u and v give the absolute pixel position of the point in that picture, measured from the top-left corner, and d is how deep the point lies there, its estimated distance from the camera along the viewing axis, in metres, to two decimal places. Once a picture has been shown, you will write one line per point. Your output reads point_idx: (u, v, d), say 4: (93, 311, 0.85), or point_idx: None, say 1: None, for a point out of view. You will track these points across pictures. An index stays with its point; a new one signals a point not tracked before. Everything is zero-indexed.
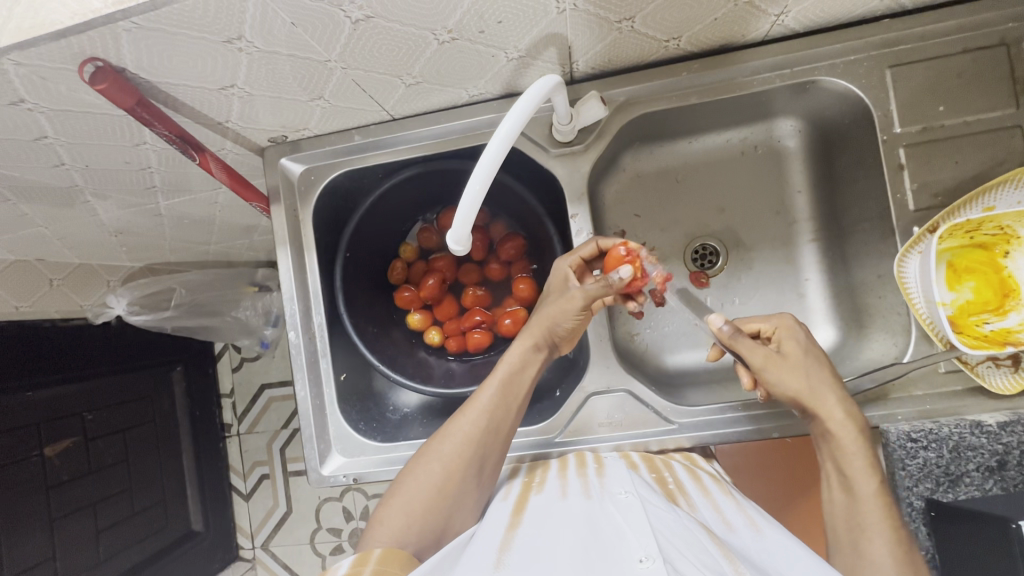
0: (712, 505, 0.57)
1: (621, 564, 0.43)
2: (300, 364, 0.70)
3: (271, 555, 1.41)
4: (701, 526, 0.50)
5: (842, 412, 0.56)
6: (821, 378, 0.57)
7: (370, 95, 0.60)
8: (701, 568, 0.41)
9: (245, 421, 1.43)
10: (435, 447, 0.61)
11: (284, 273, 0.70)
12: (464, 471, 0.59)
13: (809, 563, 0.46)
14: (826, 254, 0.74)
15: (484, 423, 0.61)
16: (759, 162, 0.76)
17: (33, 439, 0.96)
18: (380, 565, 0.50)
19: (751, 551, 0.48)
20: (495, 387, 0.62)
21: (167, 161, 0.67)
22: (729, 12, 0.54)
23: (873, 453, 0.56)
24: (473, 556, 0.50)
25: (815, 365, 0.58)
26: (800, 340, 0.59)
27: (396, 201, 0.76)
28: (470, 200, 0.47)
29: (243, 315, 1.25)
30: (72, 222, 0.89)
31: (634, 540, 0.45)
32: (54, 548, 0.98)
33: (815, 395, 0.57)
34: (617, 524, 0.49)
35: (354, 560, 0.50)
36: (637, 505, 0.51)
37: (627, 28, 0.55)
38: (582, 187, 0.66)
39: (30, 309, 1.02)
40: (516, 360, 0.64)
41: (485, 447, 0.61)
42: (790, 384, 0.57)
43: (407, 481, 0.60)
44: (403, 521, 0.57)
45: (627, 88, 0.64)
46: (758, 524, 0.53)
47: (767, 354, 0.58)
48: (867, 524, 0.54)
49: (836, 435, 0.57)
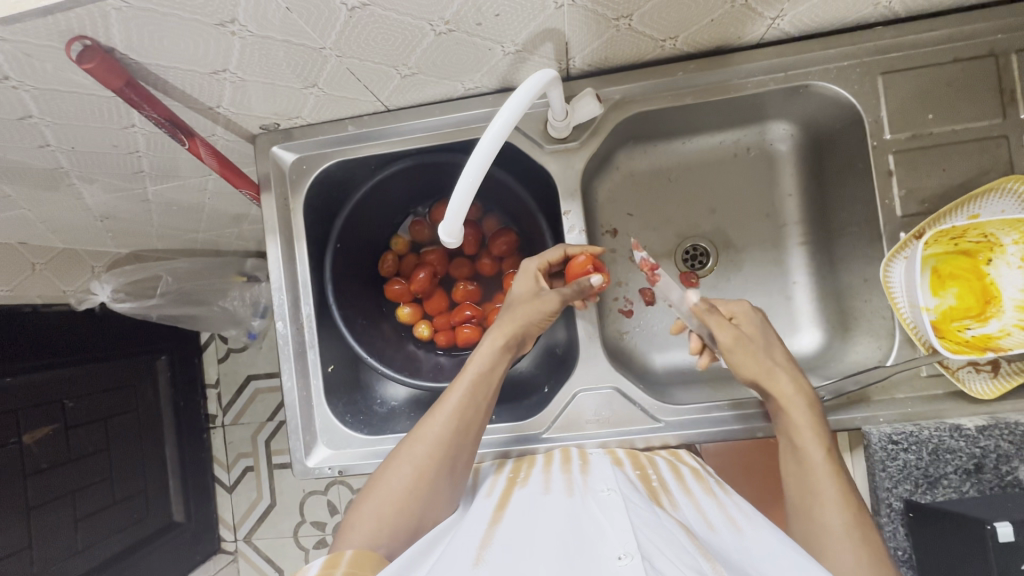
0: (694, 504, 0.57)
1: (600, 560, 0.43)
2: (287, 355, 0.69)
3: (254, 548, 1.40)
4: (682, 527, 0.50)
5: (792, 386, 0.58)
6: (775, 361, 0.59)
7: (364, 85, 0.59)
8: (679, 567, 0.42)
9: (230, 412, 1.41)
10: (408, 449, 0.60)
11: (273, 262, 0.69)
12: (436, 472, 0.59)
13: (786, 555, 0.46)
14: (815, 257, 0.75)
15: (454, 422, 0.61)
16: (749, 164, 0.77)
17: (12, 426, 0.95)
18: (351, 568, 0.49)
19: (731, 550, 0.48)
20: (464, 387, 0.62)
21: (156, 145, 0.66)
22: (726, 14, 0.55)
23: (820, 421, 0.58)
24: (451, 551, 0.50)
25: (773, 346, 0.60)
26: (757, 324, 0.61)
27: (388, 193, 0.76)
28: (463, 193, 0.47)
29: (230, 305, 1.24)
30: (57, 205, 0.88)
31: (614, 539, 0.46)
32: (30, 537, 0.96)
33: (772, 376, 0.59)
34: (598, 521, 0.50)
35: (324, 561, 0.49)
36: (620, 505, 0.51)
37: (624, 26, 0.55)
38: (575, 184, 0.66)
39: (13, 292, 0.99)
40: (489, 360, 0.63)
41: (456, 444, 0.60)
42: (746, 367, 0.59)
43: (378, 483, 0.59)
44: (378, 519, 0.57)
45: (623, 86, 0.64)
46: (737, 522, 0.53)
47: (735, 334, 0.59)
48: (823, 497, 0.55)
49: (787, 411, 0.58)
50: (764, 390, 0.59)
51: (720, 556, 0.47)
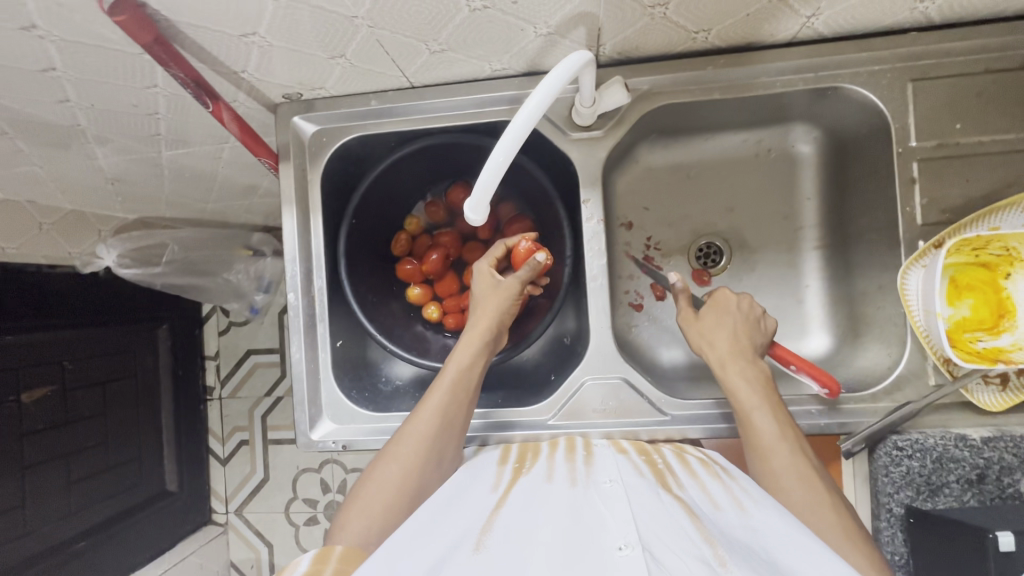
0: (699, 485, 0.56)
1: (602, 550, 0.43)
2: (296, 327, 0.69)
3: (244, 521, 1.40)
4: (685, 511, 0.50)
5: (727, 350, 0.63)
6: (720, 331, 0.64)
7: (391, 59, 0.59)
8: (681, 559, 0.42)
9: (227, 385, 1.41)
10: (393, 449, 0.62)
11: (288, 233, 0.69)
12: (421, 470, 0.61)
13: (799, 544, 0.45)
14: (829, 262, 0.75)
15: (436, 421, 0.63)
16: (771, 166, 0.77)
17: (11, 383, 0.95)
18: (339, 564, 0.51)
19: (738, 532, 0.48)
20: (444, 387, 0.64)
21: (176, 108, 0.66)
22: (762, 9, 0.54)
23: (761, 381, 0.61)
24: (449, 532, 0.50)
25: (724, 322, 0.65)
26: (729, 303, 0.66)
27: (407, 172, 0.75)
28: (492, 169, 0.47)
29: (234, 278, 1.26)
30: (68, 164, 0.86)
31: (615, 530, 0.46)
32: (25, 495, 0.96)
33: (717, 348, 0.63)
34: (601, 509, 0.50)
35: (315, 557, 0.51)
36: (623, 496, 0.51)
37: (659, 15, 0.54)
38: (596, 173, 0.66)
39: (19, 252, 0.95)
40: (469, 358, 0.66)
41: (439, 441, 0.62)
42: (697, 339, 0.65)
43: (368, 483, 0.61)
44: (370, 515, 0.59)
45: (651, 77, 0.63)
46: (743, 501, 0.52)
47: (690, 314, 0.67)
48: (762, 448, 0.57)
49: (726, 382, 0.61)
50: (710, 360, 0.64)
51: (724, 538, 0.46)
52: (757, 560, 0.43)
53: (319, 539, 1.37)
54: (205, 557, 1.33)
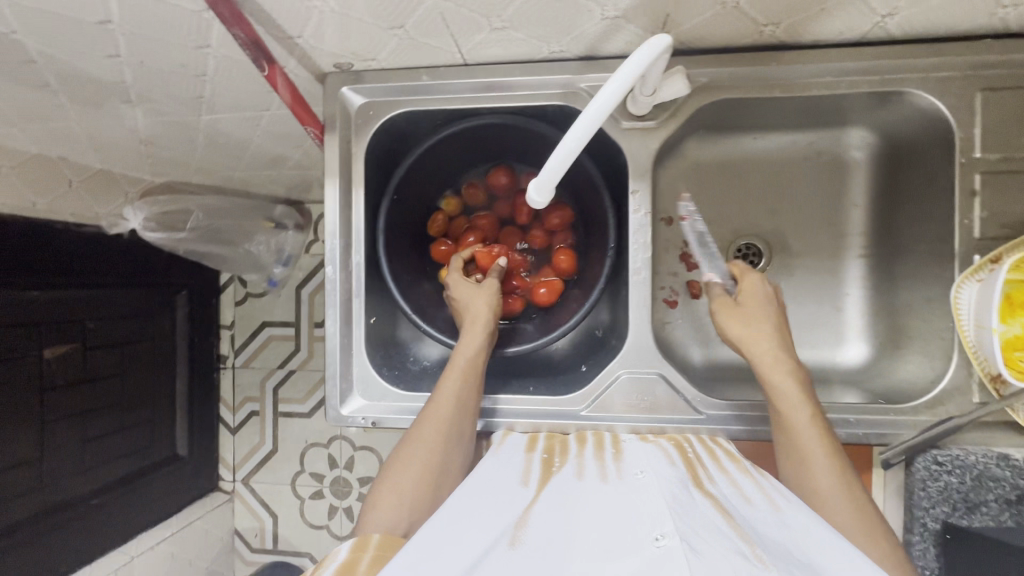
0: (730, 481, 0.56)
1: (637, 539, 0.43)
2: (333, 301, 0.69)
3: (250, 490, 1.40)
4: (715, 505, 0.50)
5: (776, 353, 0.60)
6: (762, 330, 0.62)
7: (449, 33, 0.57)
8: (718, 547, 0.41)
9: (240, 355, 1.40)
10: (414, 436, 0.62)
11: (329, 205, 0.68)
12: (441, 452, 0.62)
13: (832, 548, 0.45)
14: (873, 271, 0.74)
15: (452, 405, 0.63)
16: (820, 169, 0.75)
17: (34, 338, 0.96)
18: (377, 552, 0.52)
19: (771, 529, 0.47)
20: (458, 373, 0.64)
21: (225, 70, 0.65)
22: (838, 4, 0.52)
23: (802, 384, 0.59)
24: (483, 522, 0.50)
25: (765, 318, 0.63)
26: (760, 294, 0.64)
27: (451, 151, 0.74)
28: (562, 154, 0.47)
29: (255, 249, 1.27)
30: (104, 120, 0.83)
31: (646, 519, 0.46)
32: (42, 450, 0.97)
33: (758, 340, 0.61)
34: (634, 501, 0.50)
35: (352, 546, 0.52)
36: (655, 488, 0.51)
37: (732, 4, 0.52)
38: (647, 164, 0.64)
39: (47, 208, 0.95)
40: (476, 344, 0.66)
41: (458, 426, 0.63)
42: (737, 328, 0.62)
43: (393, 467, 0.62)
44: (398, 500, 0.59)
45: (712, 70, 0.62)
46: (776, 503, 0.52)
47: (726, 300, 0.65)
48: (805, 454, 0.57)
49: (768, 379, 0.60)
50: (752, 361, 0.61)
51: (757, 532, 0.46)
52: (795, 556, 0.42)
53: (323, 513, 1.37)
54: (211, 524, 1.34)
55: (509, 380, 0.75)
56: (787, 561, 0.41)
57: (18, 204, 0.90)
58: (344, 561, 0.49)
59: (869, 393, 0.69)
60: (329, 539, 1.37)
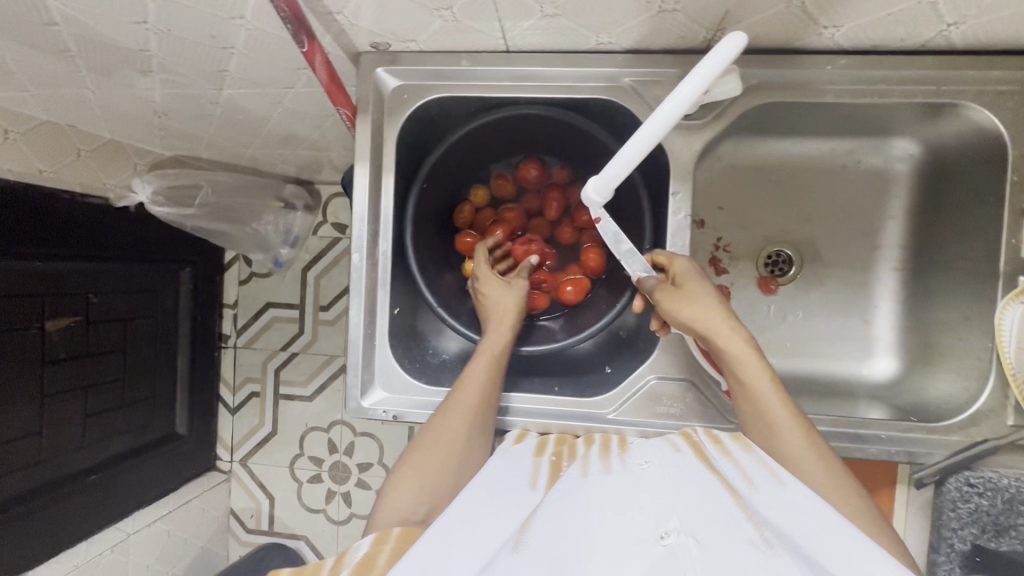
0: (729, 458, 0.51)
1: (638, 537, 0.42)
2: (357, 289, 0.67)
3: (247, 471, 1.37)
4: (719, 490, 0.46)
5: (727, 326, 0.57)
6: (710, 304, 0.58)
7: (497, 17, 0.54)
8: (721, 542, 0.40)
9: (244, 335, 1.37)
10: (436, 423, 0.61)
11: (358, 190, 0.66)
12: (466, 445, 0.60)
13: (840, 536, 0.42)
14: (905, 286, 0.73)
15: (477, 396, 0.62)
16: (857, 178, 0.74)
17: (36, 310, 0.93)
18: (399, 544, 0.50)
19: (775, 514, 0.43)
20: (484, 364, 0.63)
21: (256, 43, 0.62)
22: (907, 10, 0.50)
23: (761, 354, 0.56)
24: (488, 532, 0.46)
25: (705, 290, 0.59)
26: (693, 269, 0.60)
27: (483, 140, 0.72)
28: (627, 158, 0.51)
29: (262, 229, 1.23)
30: (119, 91, 0.80)
31: (649, 514, 0.44)
32: (42, 423, 0.95)
33: (708, 318, 0.57)
34: (642, 494, 0.46)
35: (375, 538, 0.51)
36: (665, 479, 0.47)
37: (797, 4, 0.50)
38: (689, 165, 0.63)
39: (54, 176, 0.91)
40: (502, 334, 0.65)
41: (482, 415, 0.62)
42: (686, 310, 0.57)
43: (412, 457, 0.60)
44: (417, 487, 0.58)
45: (764, 71, 0.60)
46: (780, 476, 0.48)
47: (665, 288, 0.60)
48: (776, 424, 0.54)
49: (730, 355, 0.56)
50: (703, 337, 0.57)
51: (766, 523, 0.42)
52: (802, 552, 0.40)
53: (321, 498, 1.34)
54: (207, 503, 1.31)
55: (532, 378, 0.74)
56: (796, 556, 0.40)
57: (23, 171, 0.86)
58: (363, 558, 0.47)
59: (895, 408, 0.68)
60: (325, 524, 1.33)
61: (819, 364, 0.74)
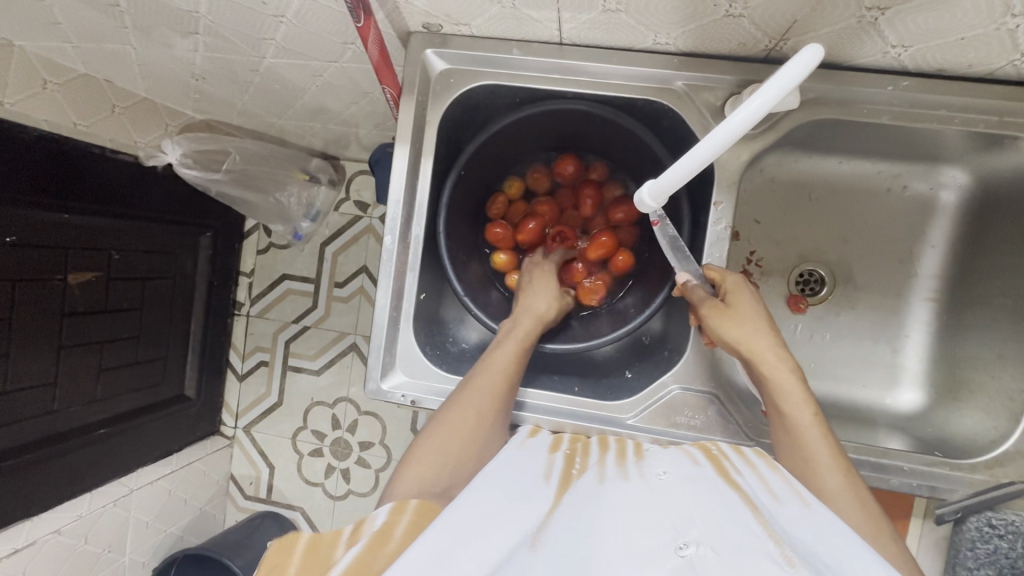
0: (759, 476, 0.50)
1: (658, 544, 0.39)
2: (386, 271, 0.66)
3: (250, 439, 1.38)
4: (743, 499, 0.45)
5: (773, 354, 0.57)
6: (756, 326, 0.58)
7: (557, 7, 0.53)
8: (743, 552, 0.37)
9: (257, 304, 1.38)
10: (444, 418, 0.60)
11: (396, 171, 0.65)
12: (486, 427, 0.60)
13: (869, 560, 0.39)
14: (938, 317, 0.72)
15: (501, 378, 0.62)
16: (901, 204, 0.73)
17: (60, 262, 0.93)
18: (416, 517, 0.48)
19: (801, 531, 0.41)
20: (511, 346, 0.64)
21: (307, 13, 0.62)
22: (983, 35, 0.48)
23: (805, 385, 0.56)
24: (499, 523, 0.43)
25: (756, 315, 0.58)
26: (745, 291, 0.60)
27: (523, 132, 0.71)
28: (678, 173, 0.48)
29: (284, 199, 1.20)
30: (160, 51, 0.79)
31: (667, 522, 0.41)
32: (58, 374, 0.96)
33: (755, 337, 0.57)
34: (663, 506, 0.44)
35: (391, 509, 0.49)
36: (687, 492, 0.46)
37: (869, 20, 0.49)
38: (735, 175, 0.62)
39: (87, 130, 0.92)
40: (530, 320, 0.67)
41: (495, 412, 0.61)
42: (734, 329, 0.57)
43: (433, 436, 0.59)
44: (437, 467, 0.56)
45: (822, 87, 0.58)
46: (808, 500, 0.47)
47: (714, 303, 0.59)
48: (813, 459, 0.53)
49: (771, 378, 0.56)
50: (749, 361, 0.57)
51: (791, 536, 0.40)
52: (831, 564, 0.37)
53: (320, 472, 1.34)
54: (209, 466, 1.32)
55: (553, 377, 0.73)
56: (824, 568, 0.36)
57: (59, 123, 0.88)
58: (379, 529, 0.46)
59: (916, 439, 0.67)
60: (322, 497, 1.34)
61: (841, 388, 0.73)
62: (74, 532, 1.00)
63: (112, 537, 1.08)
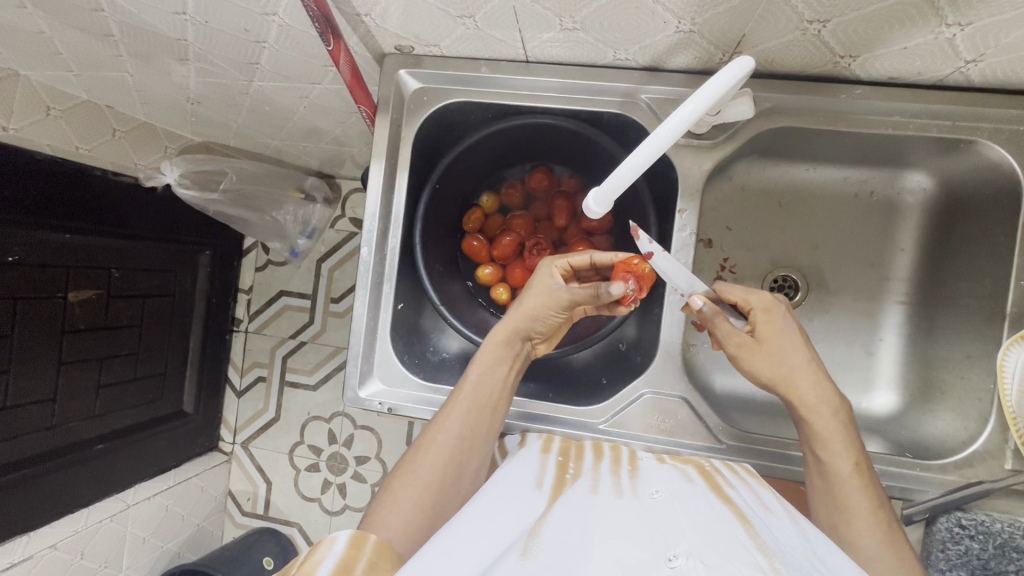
0: (750, 490, 0.53)
1: (648, 558, 0.38)
2: (364, 282, 0.69)
3: (248, 455, 1.40)
4: (735, 512, 0.46)
5: (814, 394, 0.56)
6: (795, 363, 0.57)
7: (518, 27, 0.56)
8: (732, 564, 0.37)
9: (255, 321, 1.40)
10: (415, 455, 0.61)
11: (372, 187, 0.68)
12: (444, 478, 0.59)
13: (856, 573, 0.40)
14: (911, 321, 0.73)
15: (460, 426, 0.61)
16: (868, 209, 0.74)
17: (60, 281, 0.96)
18: (372, 557, 0.49)
19: (789, 539, 0.44)
20: (471, 391, 0.63)
21: (287, 38, 0.65)
22: (924, 45, 0.50)
23: (849, 429, 0.56)
24: (494, 536, 0.45)
25: (796, 351, 0.57)
26: (776, 323, 0.58)
27: (494, 147, 0.74)
28: (625, 172, 0.48)
29: (281, 218, 1.23)
30: (155, 76, 0.83)
31: (659, 536, 0.42)
32: (57, 390, 0.98)
33: (794, 378, 0.57)
34: (653, 519, 0.44)
35: (351, 539, 0.49)
36: (679, 506, 0.46)
37: (813, 31, 0.51)
38: (698, 184, 0.64)
39: (91, 154, 0.97)
40: (489, 359, 0.64)
41: (452, 460, 0.60)
42: (768, 370, 0.57)
43: (396, 485, 0.59)
44: (398, 516, 0.56)
45: (776, 96, 0.60)
46: (798, 519, 0.49)
47: (744, 340, 0.58)
48: (848, 507, 0.54)
49: (811, 420, 0.56)
50: (788, 399, 0.57)
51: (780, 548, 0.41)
52: None
53: (317, 487, 1.35)
54: (206, 482, 1.33)
55: (530, 384, 0.75)
56: None
57: (63, 148, 0.92)
58: (343, 558, 0.47)
59: (892, 442, 0.67)
60: (319, 513, 1.34)
61: None
62: (71, 547, 1.00)
63: (109, 552, 1.08)
